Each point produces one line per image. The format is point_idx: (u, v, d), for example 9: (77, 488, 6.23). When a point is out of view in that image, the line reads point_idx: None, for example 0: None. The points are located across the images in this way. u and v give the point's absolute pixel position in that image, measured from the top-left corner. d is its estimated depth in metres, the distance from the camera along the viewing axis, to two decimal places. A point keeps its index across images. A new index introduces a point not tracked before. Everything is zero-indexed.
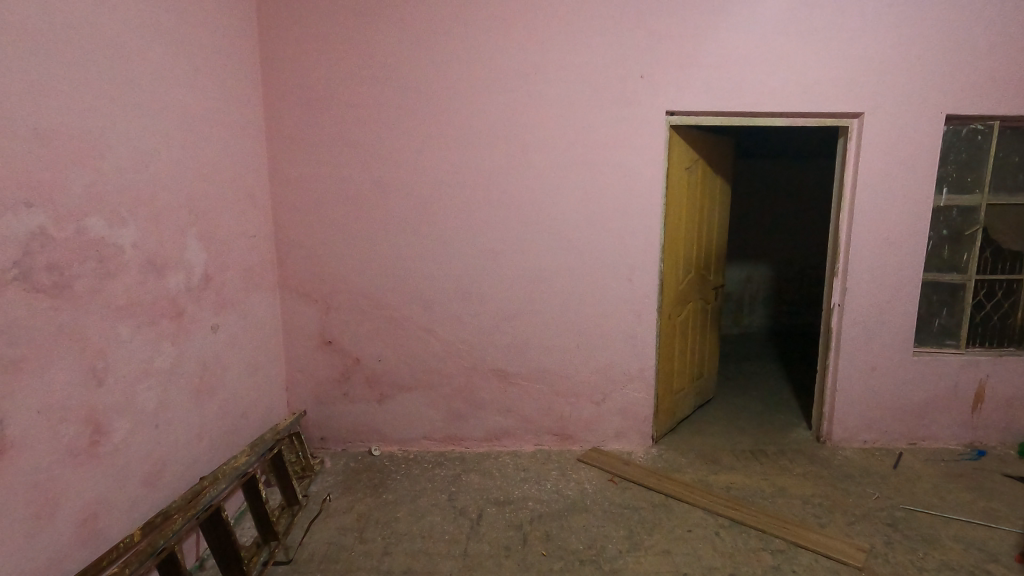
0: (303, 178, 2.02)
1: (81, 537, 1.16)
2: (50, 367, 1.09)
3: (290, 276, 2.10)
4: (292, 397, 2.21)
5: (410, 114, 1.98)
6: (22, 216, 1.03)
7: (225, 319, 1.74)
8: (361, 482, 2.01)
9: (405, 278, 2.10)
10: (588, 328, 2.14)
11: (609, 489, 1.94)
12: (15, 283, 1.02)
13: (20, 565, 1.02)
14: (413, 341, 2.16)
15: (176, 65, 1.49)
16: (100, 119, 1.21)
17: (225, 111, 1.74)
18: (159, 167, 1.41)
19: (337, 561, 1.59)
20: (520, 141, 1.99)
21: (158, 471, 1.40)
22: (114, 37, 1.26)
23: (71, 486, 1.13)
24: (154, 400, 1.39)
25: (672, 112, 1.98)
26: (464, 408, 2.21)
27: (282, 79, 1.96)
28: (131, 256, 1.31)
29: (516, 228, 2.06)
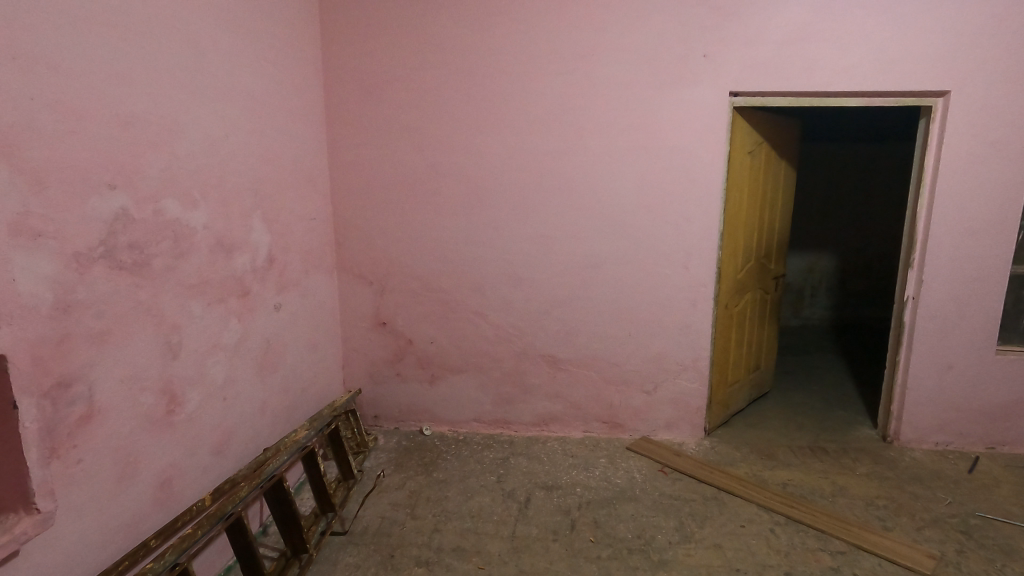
0: (360, 163, 2.07)
1: (158, 499, 1.24)
2: (131, 339, 1.16)
3: (346, 259, 2.16)
4: (347, 376, 2.29)
5: (465, 97, 1.98)
6: (106, 197, 1.09)
7: (287, 298, 1.81)
8: (413, 460, 2.07)
9: (458, 262, 2.12)
10: (641, 316, 2.10)
11: (659, 479, 1.92)
12: (101, 260, 1.08)
13: (106, 522, 1.11)
14: (464, 325, 2.18)
15: (244, 52, 1.54)
16: (175, 106, 1.27)
17: (288, 97, 1.79)
18: (227, 151, 1.47)
19: (390, 535, 1.64)
20: (575, 124, 1.96)
21: (226, 441, 1.48)
22: (187, 25, 1.31)
23: (149, 452, 1.21)
24: (222, 374, 1.47)
25: (736, 93, 1.89)
26: (514, 392, 2.23)
27: (341, 65, 2.00)
28: (202, 237, 1.38)
29: (570, 213, 2.03)
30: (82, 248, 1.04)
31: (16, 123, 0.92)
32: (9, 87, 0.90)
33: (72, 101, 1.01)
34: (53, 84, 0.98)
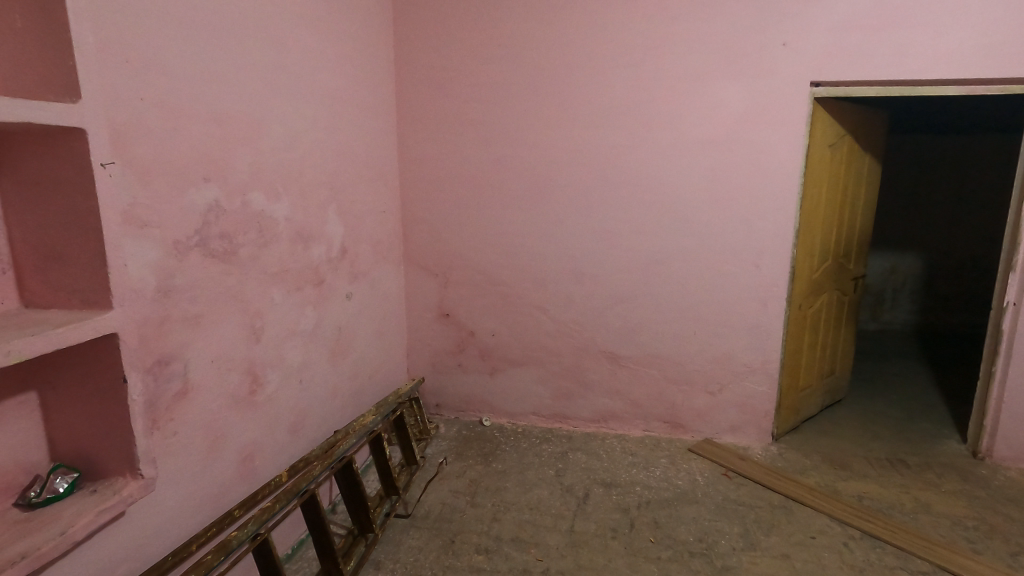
0: (428, 158, 2.12)
1: (241, 473, 1.33)
2: (221, 323, 1.25)
3: (413, 251, 2.22)
4: (411, 364, 2.36)
5: (533, 91, 1.98)
6: (201, 190, 1.18)
7: (357, 288, 1.88)
8: (473, 449, 2.11)
9: (520, 256, 2.13)
10: (707, 315, 2.04)
11: (722, 483, 1.86)
12: (196, 248, 1.17)
13: (197, 491, 1.20)
14: (526, 318, 2.20)
15: (324, 51, 1.61)
16: (262, 104, 1.35)
17: (362, 93, 1.85)
18: (307, 146, 1.54)
19: (451, 521, 1.68)
20: (643, 117, 1.92)
21: (301, 422, 1.56)
22: (275, 27, 1.38)
23: (234, 428, 1.30)
24: (299, 358, 1.55)
25: (818, 83, 1.79)
26: (573, 387, 2.23)
27: (412, 61, 2.05)
28: (284, 228, 1.46)
29: (635, 209, 2.00)
30: (180, 237, 1.13)
31: (129, 122, 1.00)
32: (122, 87, 0.98)
33: (175, 100, 1.09)
34: (158, 84, 1.05)
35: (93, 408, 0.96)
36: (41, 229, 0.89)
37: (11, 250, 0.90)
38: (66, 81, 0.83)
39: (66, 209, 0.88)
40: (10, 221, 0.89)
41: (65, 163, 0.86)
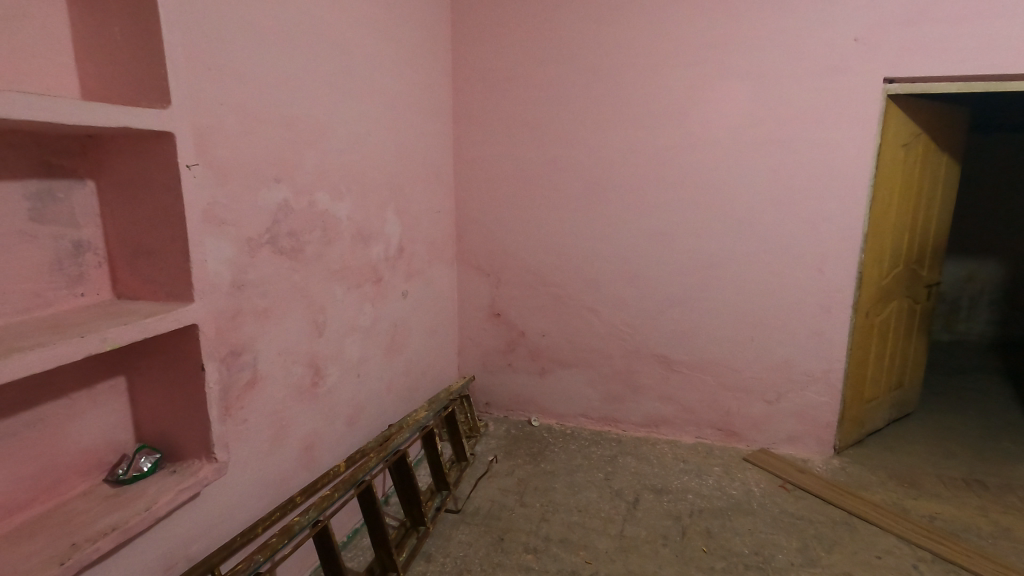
0: (483, 159, 2.14)
1: (302, 461, 1.38)
2: (287, 317, 1.31)
3: (466, 251, 2.26)
4: (462, 362, 2.40)
5: (588, 92, 1.97)
6: (272, 190, 1.23)
7: (413, 286, 1.93)
8: (522, 449, 2.12)
9: (572, 257, 2.13)
10: (766, 320, 1.97)
11: (779, 495, 1.80)
12: (266, 245, 1.23)
13: (263, 476, 1.26)
14: (577, 320, 2.19)
15: (387, 55, 1.66)
16: (328, 107, 1.40)
17: (421, 96, 1.90)
18: (368, 147, 1.59)
19: (500, 518, 1.70)
20: (702, 117, 1.88)
21: (358, 414, 1.62)
22: (342, 33, 1.43)
23: (297, 418, 1.36)
24: (357, 352, 1.60)
25: (892, 79, 1.70)
26: (623, 391, 2.20)
27: (469, 64, 2.08)
28: (346, 227, 1.51)
29: (692, 210, 1.96)
30: (253, 235, 1.19)
31: (211, 125, 1.06)
32: (205, 93, 1.04)
33: (251, 104, 1.15)
34: (237, 89, 1.11)
35: (174, 393, 1.02)
36: (131, 226, 0.96)
37: (105, 245, 0.97)
38: (158, 89, 0.89)
39: (155, 208, 0.94)
40: (106, 218, 0.96)
41: (155, 165, 0.93)
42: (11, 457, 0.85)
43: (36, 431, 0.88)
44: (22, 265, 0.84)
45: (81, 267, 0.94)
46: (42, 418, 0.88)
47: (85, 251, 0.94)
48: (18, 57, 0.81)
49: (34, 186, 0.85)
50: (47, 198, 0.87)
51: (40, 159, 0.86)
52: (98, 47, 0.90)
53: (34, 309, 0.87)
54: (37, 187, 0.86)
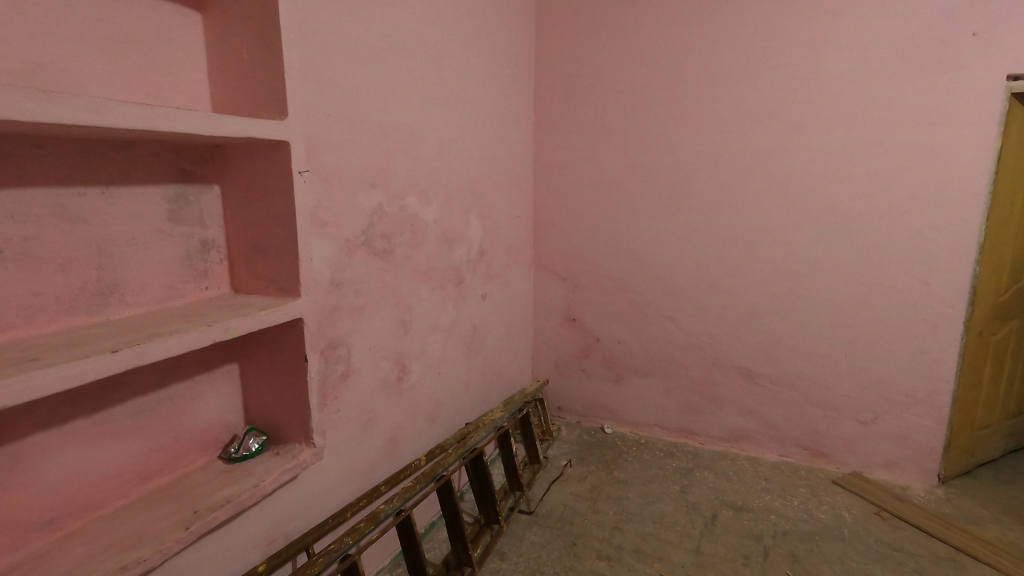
0: (563, 165, 2.17)
1: (387, 452, 1.45)
2: (378, 314, 1.38)
3: (544, 255, 2.28)
4: (537, 365, 2.43)
5: (673, 96, 1.94)
6: (369, 195, 1.31)
7: (492, 288, 1.97)
8: (595, 455, 2.11)
9: (652, 264, 2.10)
10: (861, 335, 1.85)
11: (874, 523, 1.68)
12: (362, 246, 1.30)
13: (352, 464, 1.33)
14: (654, 328, 2.15)
15: (475, 65, 1.72)
16: (421, 117, 1.47)
17: (505, 103, 1.95)
18: (455, 154, 1.65)
19: (572, 523, 1.70)
20: (795, 121, 1.80)
21: (437, 411, 1.68)
22: (435, 45, 1.50)
23: (383, 411, 1.43)
24: (439, 351, 1.66)
25: (1017, 76, 1.55)
26: (702, 402, 2.14)
27: (552, 72, 2.11)
28: (432, 230, 1.57)
29: (781, 218, 1.88)
30: (351, 236, 1.26)
31: (319, 135, 1.14)
32: (315, 105, 1.13)
33: (354, 114, 1.23)
34: (342, 100, 1.19)
35: (279, 381, 1.11)
36: (248, 227, 1.06)
37: (226, 244, 1.08)
38: (276, 101, 0.97)
39: (269, 210, 1.03)
40: (228, 220, 1.07)
41: (271, 170, 1.01)
42: (146, 430, 0.96)
43: (165, 408, 0.98)
44: (160, 261, 0.96)
45: (206, 263, 1.05)
46: (170, 397, 0.99)
47: (210, 249, 1.05)
48: (163, 76, 0.94)
49: (171, 190, 0.97)
50: (181, 201, 0.99)
51: (177, 166, 0.98)
52: (225, 64, 1.00)
53: (168, 300, 0.98)
54: (173, 191, 0.97)
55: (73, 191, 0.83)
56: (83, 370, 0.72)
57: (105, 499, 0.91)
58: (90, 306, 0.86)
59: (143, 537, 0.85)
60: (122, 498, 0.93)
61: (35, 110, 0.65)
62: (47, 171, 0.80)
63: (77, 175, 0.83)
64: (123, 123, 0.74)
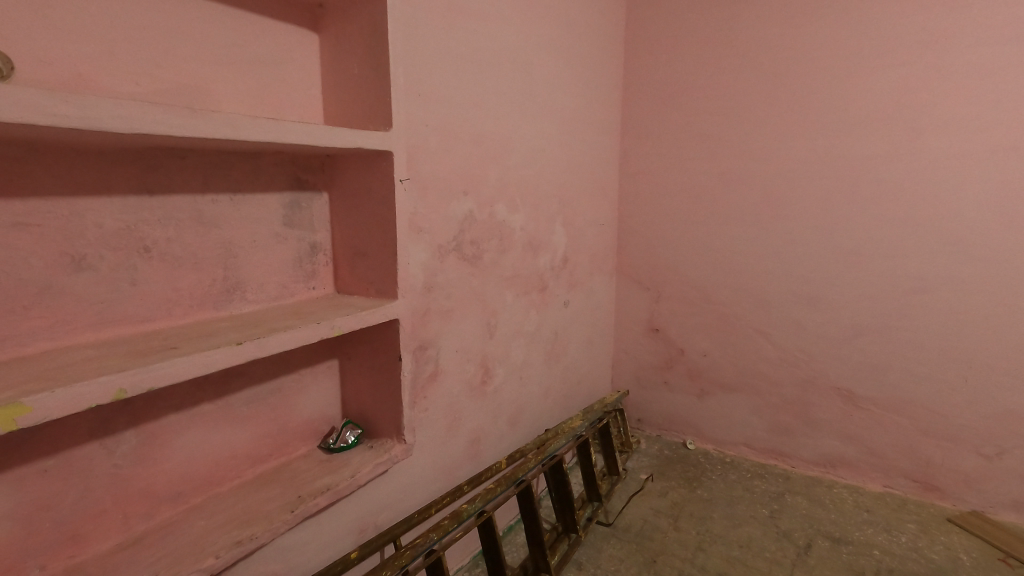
0: (650, 173, 2.14)
1: (469, 453, 1.49)
2: (465, 318, 1.42)
3: (627, 264, 2.26)
4: (617, 375, 2.40)
5: (770, 101, 1.86)
6: (461, 202, 1.35)
7: (574, 295, 1.97)
8: (676, 471, 2.04)
9: (742, 275, 2.01)
10: (985, 359, 1.67)
11: (998, 570, 1.50)
12: (453, 252, 1.35)
13: (438, 462, 1.38)
14: (743, 342, 2.05)
15: (565, 74, 1.73)
16: (512, 126, 1.50)
17: (594, 111, 1.95)
18: (543, 162, 1.67)
19: (652, 539, 1.65)
20: (910, 123, 1.66)
21: (518, 415, 1.69)
22: (528, 55, 1.53)
23: (467, 412, 1.47)
24: (522, 357, 1.68)
25: None
26: (795, 423, 2.01)
27: (642, 79, 2.10)
28: (519, 237, 1.60)
29: (891, 228, 1.73)
30: (443, 242, 1.31)
31: (418, 145, 1.20)
32: (416, 116, 1.18)
33: (450, 124, 1.28)
34: (440, 111, 1.24)
35: (375, 378, 1.17)
36: (352, 232, 1.12)
37: (332, 247, 1.16)
38: (382, 114, 1.03)
39: (371, 216, 1.09)
40: (334, 225, 1.15)
41: (374, 178, 1.07)
42: (258, 417, 1.04)
43: (276, 397, 1.07)
44: (276, 262, 1.04)
45: (314, 265, 1.13)
46: (280, 387, 1.07)
47: (318, 252, 1.13)
48: (283, 94, 1.03)
49: (287, 197, 1.05)
50: (295, 207, 1.07)
51: (293, 175, 1.06)
52: (337, 80, 1.07)
53: (281, 297, 1.06)
54: (289, 198, 1.06)
55: (207, 198, 0.92)
56: (213, 359, 0.79)
57: (223, 477, 0.99)
58: (217, 302, 0.96)
59: (255, 516, 0.93)
60: (238, 478, 1.02)
61: (185, 125, 0.72)
62: (188, 180, 0.89)
63: (211, 183, 0.92)
64: (254, 136, 0.81)
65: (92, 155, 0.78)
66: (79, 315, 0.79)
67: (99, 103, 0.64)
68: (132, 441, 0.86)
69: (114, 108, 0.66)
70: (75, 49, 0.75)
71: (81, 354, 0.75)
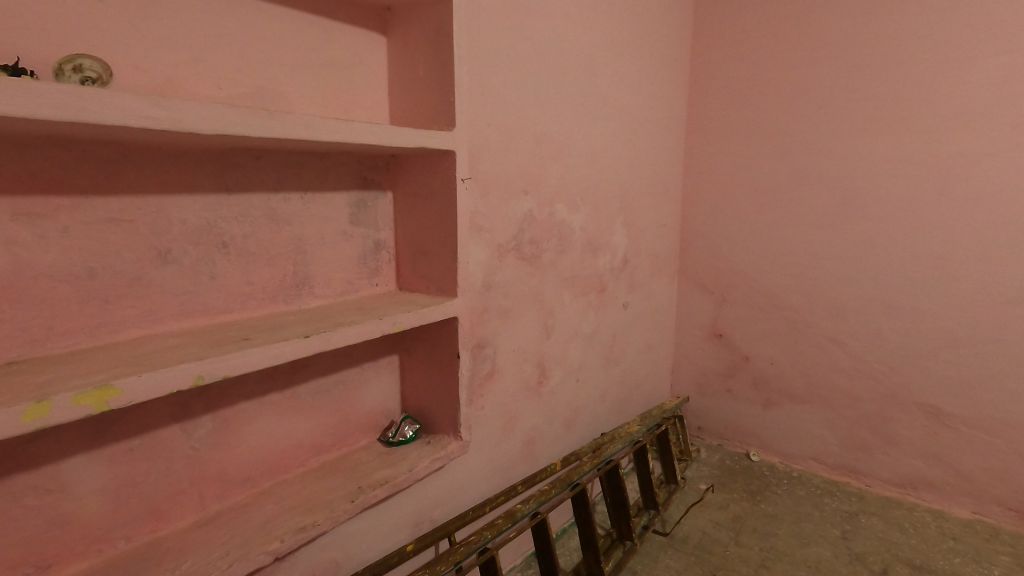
0: (716, 173, 2.06)
1: (524, 453, 1.49)
2: (523, 318, 1.42)
3: (690, 267, 2.19)
4: (676, 381, 2.33)
5: (850, 95, 1.75)
6: (521, 202, 1.35)
7: (634, 298, 1.93)
8: (739, 484, 1.95)
9: (815, 280, 1.90)
10: None
11: None
12: (512, 251, 1.34)
13: (493, 461, 1.38)
14: (815, 351, 1.94)
15: (630, 71, 1.69)
16: (574, 125, 1.48)
17: (658, 109, 1.90)
18: (605, 161, 1.64)
19: (712, 553, 1.59)
20: (1014, 117, 1.51)
21: (574, 418, 1.68)
22: (592, 53, 1.51)
23: (523, 413, 1.46)
24: (579, 359, 1.66)
25: None
26: (871, 439, 1.88)
27: (710, 76, 2.03)
28: (578, 237, 1.58)
29: (988, 232, 1.59)
30: (503, 241, 1.31)
31: (480, 145, 1.20)
32: (479, 116, 1.19)
33: (512, 124, 1.28)
34: (502, 111, 1.24)
35: (433, 374, 1.18)
36: (414, 230, 1.14)
37: (394, 245, 1.19)
38: (446, 114, 1.04)
39: (433, 215, 1.10)
40: (398, 223, 1.17)
41: (437, 177, 1.08)
42: (323, 408, 1.08)
43: (339, 390, 1.10)
44: (342, 259, 1.08)
45: (377, 262, 1.16)
46: (343, 380, 1.11)
47: (381, 250, 1.16)
48: (352, 95, 1.06)
49: (353, 196, 1.08)
50: (361, 206, 1.10)
51: (360, 175, 1.09)
52: (403, 81, 1.10)
53: (346, 293, 1.10)
54: (355, 196, 1.09)
55: (280, 197, 0.96)
56: (283, 351, 0.82)
57: (289, 465, 1.04)
58: (287, 296, 1.00)
59: (317, 504, 0.96)
60: (302, 467, 1.06)
61: (261, 127, 0.76)
62: (263, 179, 0.93)
63: (284, 182, 0.96)
64: (324, 137, 0.84)
65: (178, 156, 0.83)
66: (164, 305, 0.84)
67: (185, 107, 0.68)
68: (208, 426, 0.91)
69: (198, 111, 0.69)
70: (165, 57, 0.80)
71: (164, 342, 0.80)
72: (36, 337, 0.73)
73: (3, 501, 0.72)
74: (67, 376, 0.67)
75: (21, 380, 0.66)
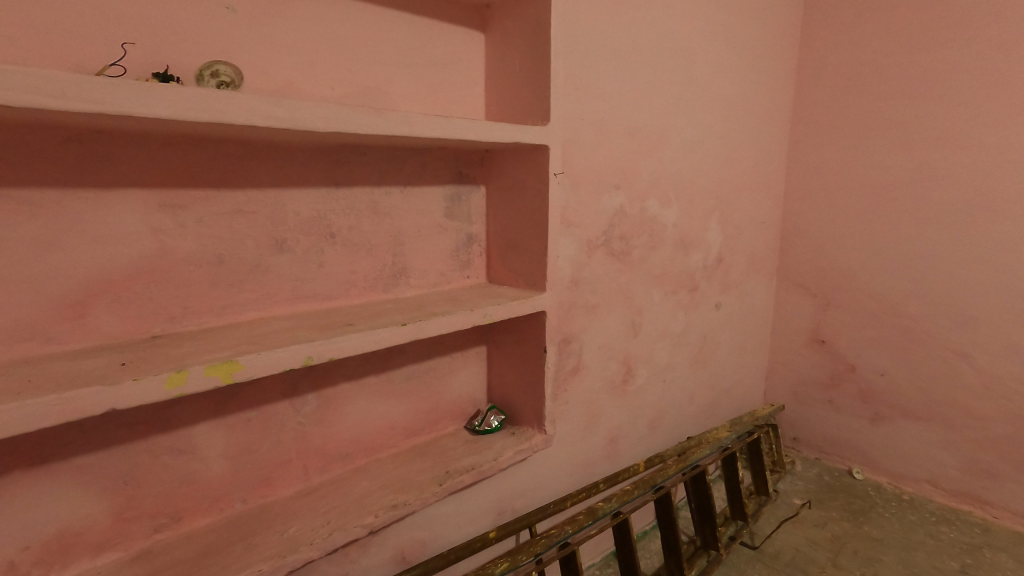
0: (825, 167, 1.92)
1: (607, 451, 1.47)
2: (610, 315, 1.40)
3: (791, 267, 2.06)
4: (771, 387, 2.20)
5: (991, 79, 1.55)
6: (612, 197, 1.33)
7: (728, 298, 1.84)
8: (839, 502, 1.81)
9: (939, 285, 1.71)
10: None
11: None
12: (601, 247, 1.33)
13: (575, 456, 1.38)
14: (935, 364, 1.76)
15: (732, 59, 1.61)
16: (670, 117, 1.43)
17: (761, 99, 1.79)
18: (701, 155, 1.57)
19: (806, 572, 1.49)
20: None
21: (659, 419, 1.63)
22: (692, 41, 1.44)
23: (606, 410, 1.45)
24: (666, 359, 1.62)
25: None
26: (1001, 466, 1.68)
27: (822, 62, 1.88)
28: (670, 233, 1.53)
29: None
30: (592, 236, 1.30)
31: (574, 139, 1.20)
32: (572, 110, 1.18)
33: (605, 117, 1.26)
34: (596, 105, 1.23)
35: (519, 366, 1.20)
36: (505, 224, 1.16)
37: (486, 238, 1.21)
38: (540, 109, 1.04)
39: (525, 208, 1.11)
40: (489, 217, 1.19)
41: (530, 171, 1.09)
42: (414, 394, 1.13)
43: (430, 377, 1.15)
44: (435, 251, 1.12)
45: (468, 255, 1.19)
46: (433, 368, 1.15)
47: (473, 243, 1.19)
48: (450, 92, 1.09)
49: (449, 190, 1.12)
50: (455, 199, 1.14)
51: (455, 169, 1.13)
52: (499, 77, 1.11)
53: (439, 284, 1.14)
54: (450, 190, 1.12)
55: (382, 191, 1.01)
56: (381, 337, 0.87)
57: (383, 445, 1.09)
58: (386, 285, 1.05)
59: (407, 484, 1.01)
60: (394, 448, 1.11)
61: (369, 125, 0.80)
62: (367, 174, 0.99)
63: (386, 177, 1.01)
64: (424, 133, 0.87)
65: (295, 153, 0.90)
66: (279, 290, 0.92)
67: (303, 107, 0.73)
68: (313, 403, 0.98)
69: (315, 111, 0.75)
70: (287, 61, 0.87)
71: (278, 324, 0.88)
72: (174, 314, 0.82)
73: (145, 458, 0.82)
74: (199, 351, 0.75)
75: (162, 352, 0.74)
